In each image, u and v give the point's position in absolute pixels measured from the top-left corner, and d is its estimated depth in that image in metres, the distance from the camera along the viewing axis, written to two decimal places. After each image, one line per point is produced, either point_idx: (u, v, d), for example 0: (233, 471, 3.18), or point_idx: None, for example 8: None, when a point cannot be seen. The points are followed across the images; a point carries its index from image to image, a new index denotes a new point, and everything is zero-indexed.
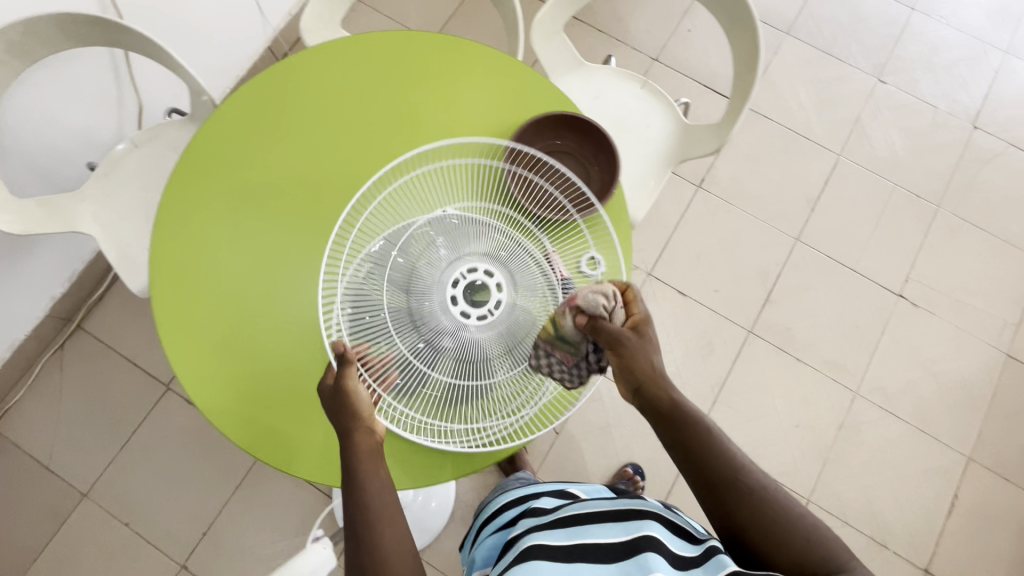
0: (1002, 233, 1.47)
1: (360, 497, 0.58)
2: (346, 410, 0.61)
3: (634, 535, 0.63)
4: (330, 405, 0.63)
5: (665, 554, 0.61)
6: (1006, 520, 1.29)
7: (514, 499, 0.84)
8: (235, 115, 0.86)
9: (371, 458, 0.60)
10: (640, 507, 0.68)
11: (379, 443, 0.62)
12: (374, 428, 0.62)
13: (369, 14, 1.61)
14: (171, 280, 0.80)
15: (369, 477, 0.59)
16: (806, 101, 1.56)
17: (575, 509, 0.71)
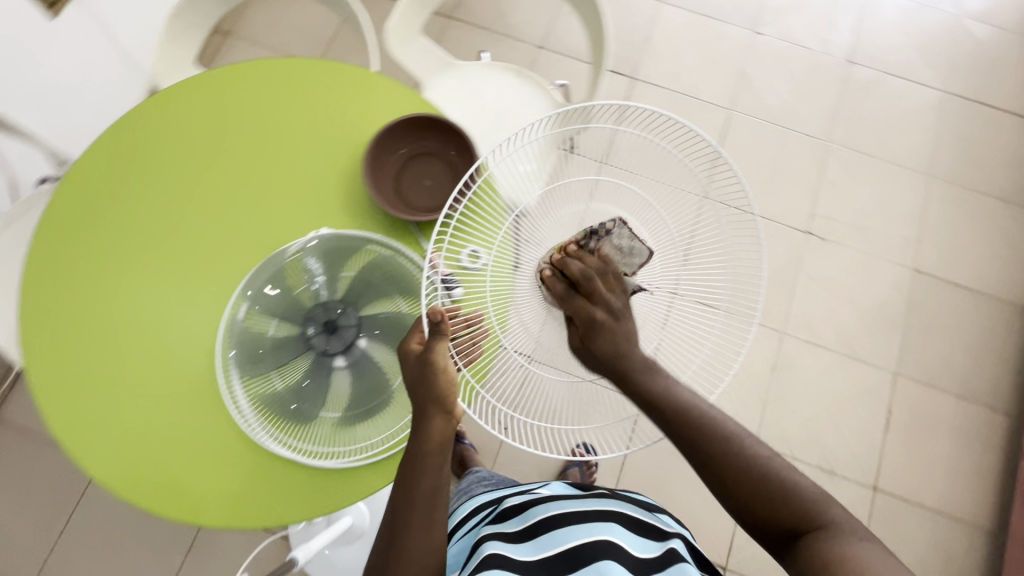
0: (891, 157, 1.54)
1: (409, 485, 0.59)
2: (434, 385, 0.60)
3: (596, 539, 0.61)
4: (416, 370, 0.61)
5: (625, 562, 0.60)
6: (939, 426, 1.35)
7: (478, 502, 0.81)
8: (87, 179, 0.86)
9: (435, 449, 0.59)
10: (605, 510, 0.66)
11: (446, 437, 0.60)
12: (450, 413, 0.61)
13: (250, 48, 1.60)
14: (45, 353, 0.80)
15: (423, 469, 0.59)
16: (691, 64, 1.61)
17: (543, 511, 0.68)
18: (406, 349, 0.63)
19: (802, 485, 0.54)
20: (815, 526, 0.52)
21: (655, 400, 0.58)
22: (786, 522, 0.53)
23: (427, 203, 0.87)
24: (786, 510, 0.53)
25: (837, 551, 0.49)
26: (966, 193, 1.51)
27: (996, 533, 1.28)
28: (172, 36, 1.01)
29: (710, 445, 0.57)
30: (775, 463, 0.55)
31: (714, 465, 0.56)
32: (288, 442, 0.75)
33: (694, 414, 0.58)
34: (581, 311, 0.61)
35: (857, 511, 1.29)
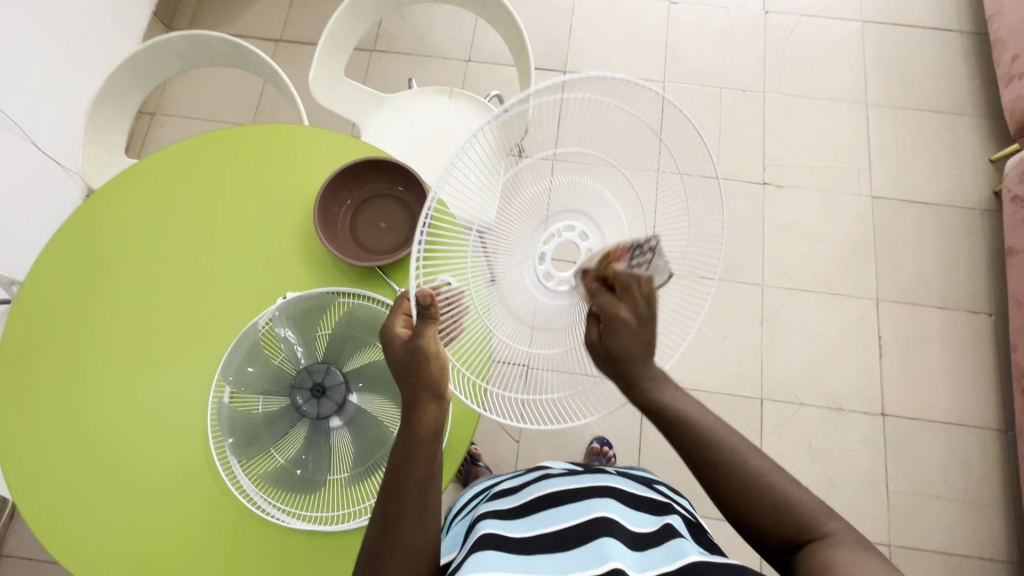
0: (826, 94, 1.58)
1: (397, 478, 0.55)
2: (425, 371, 0.56)
3: (590, 517, 0.59)
4: (406, 357, 0.57)
5: (621, 536, 0.57)
6: (929, 340, 1.38)
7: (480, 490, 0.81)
8: (36, 301, 0.85)
9: (428, 440, 0.56)
10: (599, 486, 0.65)
11: (436, 425, 0.57)
12: (441, 400, 0.57)
13: (180, 123, 1.58)
14: (32, 487, 0.78)
15: (413, 459, 0.55)
16: (617, 46, 1.63)
17: (540, 489, 0.67)
18: (391, 334, 0.60)
19: (804, 497, 0.53)
20: (816, 536, 0.51)
21: (657, 407, 0.59)
22: (787, 532, 0.52)
23: (387, 245, 0.86)
24: (787, 519, 0.52)
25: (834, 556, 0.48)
26: (904, 113, 1.56)
27: (1004, 430, 1.32)
28: (93, 132, 0.99)
29: (707, 456, 0.57)
30: (779, 477, 0.54)
31: (714, 477, 0.56)
32: (305, 513, 0.74)
33: (703, 425, 0.58)
34: (609, 311, 0.57)
35: (871, 440, 1.32)
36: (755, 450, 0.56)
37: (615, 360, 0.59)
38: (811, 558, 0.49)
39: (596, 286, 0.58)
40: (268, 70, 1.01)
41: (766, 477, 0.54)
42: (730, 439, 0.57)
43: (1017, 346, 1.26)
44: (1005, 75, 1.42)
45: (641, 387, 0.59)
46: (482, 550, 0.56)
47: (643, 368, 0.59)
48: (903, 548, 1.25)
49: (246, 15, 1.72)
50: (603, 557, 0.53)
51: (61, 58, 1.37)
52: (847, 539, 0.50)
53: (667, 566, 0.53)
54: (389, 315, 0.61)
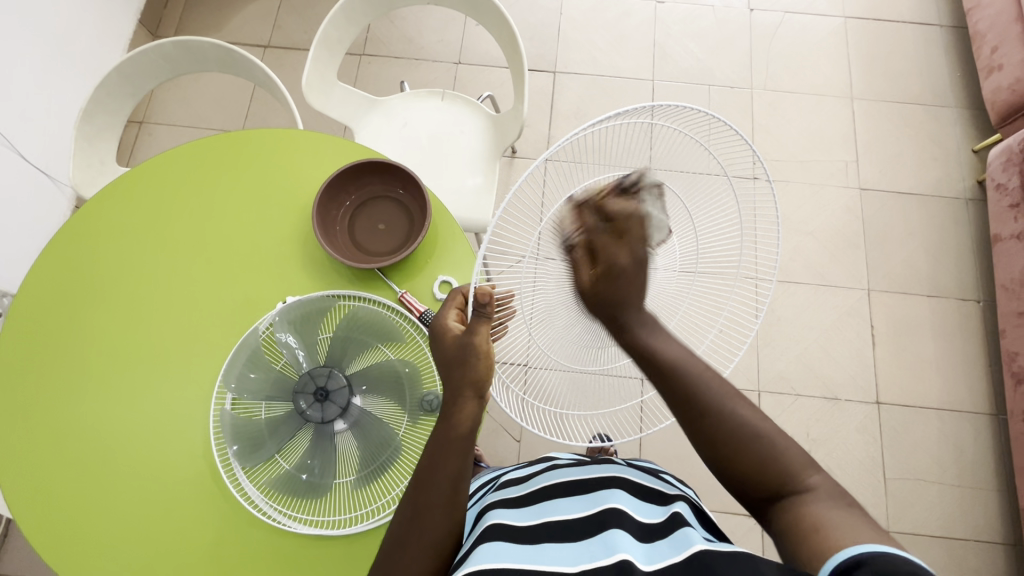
0: (812, 89, 1.61)
1: (428, 471, 0.55)
2: (473, 367, 0.55)
3: (600, 508, 0.59)
4: (455, 352, 0.57)
5: (629, 528, 0.56)
6: (920, 328, 1.41)
7: (486, 481, 0.81)
8: (32, 311, 0.84)
9: (465, 435, 0.56)
10: (606, 478, 0.65)
11: (475, 420, 0.57)
12: (482, 398, 0.57)
13: (169, 131, 1.57)
14: (30, 498, 0.77)
15: (445, 454, 0.55)
16: (605, 46, 1.64)
17: (547, 480, 0.66)
18: (444, 326, 0.60)
19: (789, 452, 0.53)
20: (798, 489, 0.52)
21: (647, 352, 0.58)
22: (772, 486, 0.53)
23: (385, 247, 0.86)
24: (772, 476, 0.53)
25: (816, 515, 0.49)
26: (888, 106, 1.59)
27: (996, 414, 1.34)
28: (84, 140, 0.98)
29: (693, 400, 0.56)
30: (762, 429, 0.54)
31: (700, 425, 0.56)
32: (312, 518, 0.73)
33: (684, 366, 0.57)
34: (609, 252, 0.56)
35: (867, 428, 1.34)
36: (740, 400, 0.56)
37: (609, 305, 0.58)
38: (793, 514, 0.51)
39: (591, 226, 0.55)
40: (261, 76, 1.01)
41: (750, 432, 0.54)
42: (712, 388, 0.56)
43: (1006, 331, 1.28)
44: (985, 66, 1.45)
45: (635, 333, 0.58)
46: (487, 541, 0.55)
47: (637, 314, 0.59)
48: (902, 534, 1.26)
49: (233, 21, 1.71)
50: (611, 550, 0.52)
51: (47, 67, 1.36)
52: (828, 493, 0.51)
53: (674, 558, 0.51)
54: (442, 307, 0.62)
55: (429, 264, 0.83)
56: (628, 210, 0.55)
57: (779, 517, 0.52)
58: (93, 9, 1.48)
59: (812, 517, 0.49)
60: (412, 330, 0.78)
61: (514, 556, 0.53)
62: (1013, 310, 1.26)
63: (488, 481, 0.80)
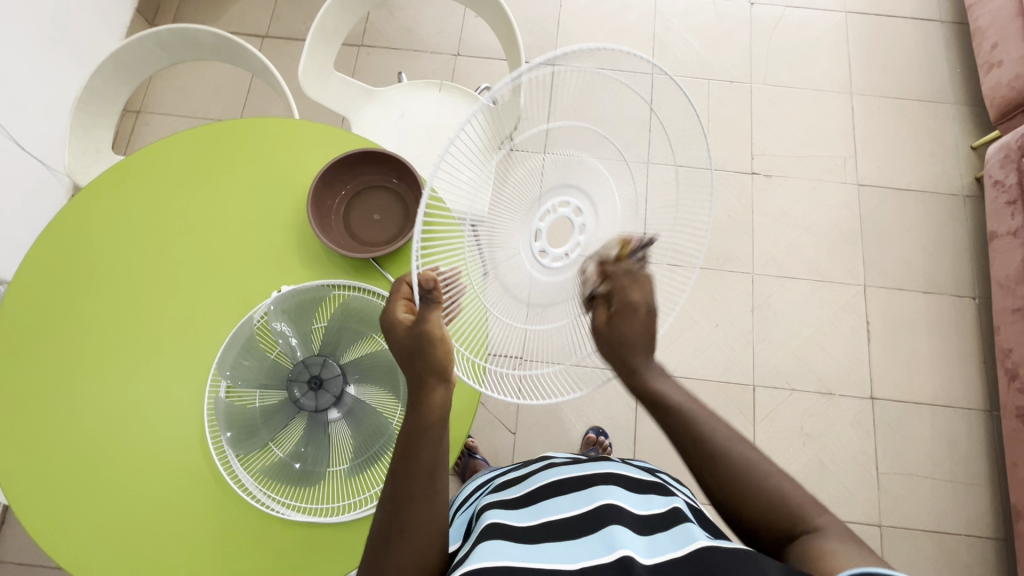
0: (812, 84, 1.60)
1: (406, 461, 0.55)
2: (433, 355, 0.56)
3: (598, 504, 0.59)
4: (409, 341, 0.56)
5: (628, 523, 0.56)
6: (915, 324, 1.41)
7: (481, 483, 0.81)
8: (28, 300, 0.84)
9: (435, 423, 0.56)
10: (603, 475, 0.65)
11: (445, 408, 0.57)
12: (447, 382, 0.57)
13: (165, 120, 1.56)
14: (27, 484, 0.77)
15: (422, 444, 0.55)
16: (605, 39, 1.64)
17: (544, 479, 0.66)
18: (393, 319, 0.59)
19: (795, 492, 0.55)
20: (807, 529, 0.53)
21: (653, 395, 0.62)
22: (782, 525, 0.54)
23: (380, 237, 0.86)
24: (781, 513, 0.54)
25: (825, 548, 0.50)
26: (887, 102, 1.58)
27: (990, 410, 1.35)
28: (79, 128, 0.98)
29: (699, 448, 0.59)
30: (772, 475, 0.56)
31: (708, 475, 0.58)
32: (305, 506, 0.74)
33: (696, 417, 0.61)
34: (623, 294, 0.61)
35: (861, 423, 1.34)
36: (745, 446, 0.58)
37: (618, 347, 0.62)
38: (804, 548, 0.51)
39: (610, 273, 0.62)
40: (257, 63, 1.00)
41: (756, 472, 0.56)
42: (716, 432, 0.59)
43: (1001, 327, 1.29)
44: (985, 63, 1.44)
45: (641, 374, 0.63)
46: (489, 539, 0.55)
47: (644, 359, 0.63)
48: (894, 528, 1.27)
49: (231, 11, 1.70)
50: (612, 546, 0.52)
51: (44, 54, 1.35)
52: (837, 532, 0.52)
53: (675, 552, 0.52)
54: (389, 302, 0.61)
55: None
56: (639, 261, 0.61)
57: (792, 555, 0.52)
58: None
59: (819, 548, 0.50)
60: None
61: (516, 554, 0.53)
62: (1008, 307, 1.27)
63: (484, 483, 0.80)
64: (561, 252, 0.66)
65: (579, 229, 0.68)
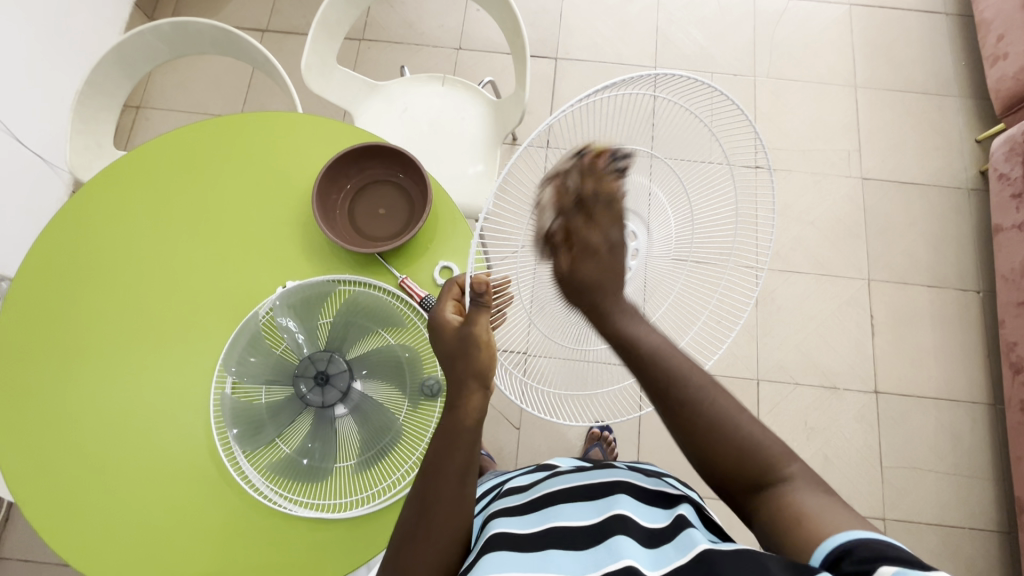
0: (816, 77, 1.59)
1: (438, 460, 0.55)
2: (475, 359, 0.56)
3: (604, 513, 0.58)
4: (456, 343, 0.57)
5: (634, 532, 0.56)
6: (919, 318, 1.41)
7: (489, 487, 0.81)
8: (32, 297, 0.83)
9: (469, 427, 0.56)
10: (609, 482, 0.64)
11: (480, 414, 0.56)
12: (486, 388, 0.57)
13: (165, 116, 1.55)
14: (33, 481, 0.77)
15: (456, 445, 0.55)
16: (608, 32, 1.63)
17: (550, 487, 0.66)
18: (442, 319, 0.60)
19: (768, 441, 0.52)
20: (777, 479, 0.51)
21: (627, 340, 0.56)
22: (751, 476, 0.51)
23: (386, 232, 0.86)
24: (750, 463, 0.51)
25: (798, 506, 0.48)
26: (892, 96, 1.57)
27: (994, 404, 1.35)
28: (81, 123, 0.97)
29: (670, 393, 0.54)
30: (743, 421, 0.53)
31: (678, 417, 0.54)
32: (312, 502, 0.73)
33: (666, 357, 0.55)
34: (582, 233, 0.56)
35: (865, 417, 1.34)
36: (720, 392, 0.54)
37: (592, 295, 0.58)
38: (774, 506, 0.50)
39: (570, 200, 0.56)
40: (258, 56, 0.99)
41: (730, 423, 0.52)
42: (691, 378, 0.54)
43: (1005, 321, 1.29)
44: (990, 55, 1.44)
45: (613, 320, 0.57)
46: (495, 550, 0.55)
47: (617, 301, 0.58)
48: (898, 522, 1.27)
49: (230, 4, 1.69)
50: (616, 555, 0.52)
51: (43, 49, 1.34)
52: (807, 481, 0.50)
53: (680, 560, 0.51)
54: (439, 300, 0.62)
55: (430, 251, 0.83)
56: (601, 188, 0.56)
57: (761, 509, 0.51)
58: None
59: (795, 509, 0.48)
60: (413, 315, 0.78)
61: (522, 566, 0.53)
62: (1013, 301, 1.26)
63: (491, 487, 0.80)
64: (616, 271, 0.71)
65: (632, 253, 0.71)
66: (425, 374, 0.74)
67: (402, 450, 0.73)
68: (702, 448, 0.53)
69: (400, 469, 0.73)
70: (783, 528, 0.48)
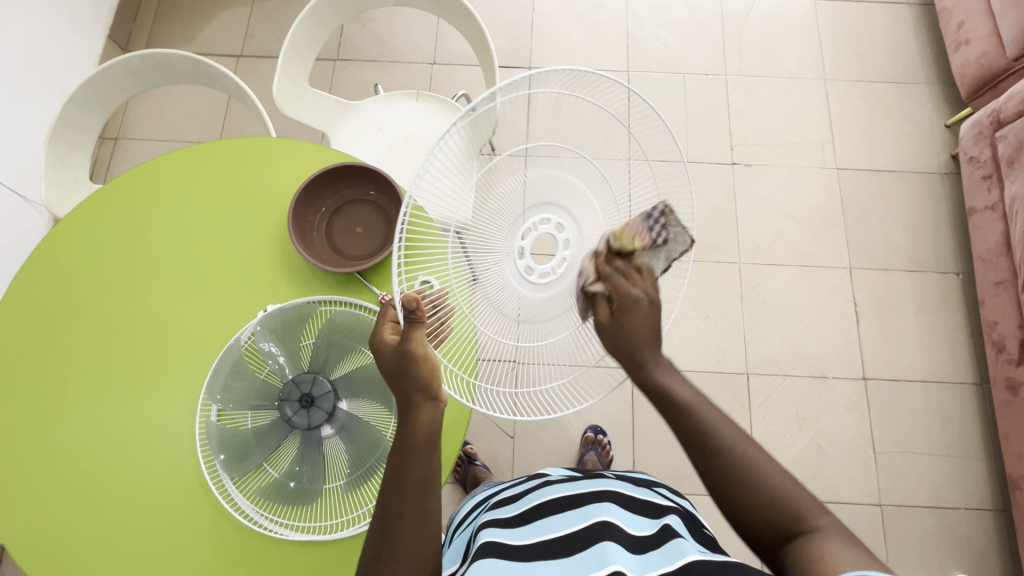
0: (786, 73, 1.62)
1: (401, 472, 0.56)
2: (416, 375, 0.57)
3: (592, 522, 0.59)
4: (395, 362, 0.58)
5: (621, 540, 0.56)
6: (902, 303, 1.43)
7: (481, 501, 0.80)
8: (13, 337, 0.83)
9: (422, 440, 0.57)
10: (597, 491, 0.64)
11: (432, 426, 0.57)
12: (433, 399, 0.58)
13: (143, 145, 1.55)
14: (22, 521, 0.76)
15: (412, 461, 0.56)
16: (579, 39, 1.65)
17: (540, 497, 0.66)
18: (381, 341, 0.60)
19: (799, 493, 0.52)
20: (806, 529, 0.51)
21: (660, 391, 0.58)
22: (780, 525, 0.52)
23: (363, 251, 0.86)
24: (781, 513, 0.52)
25: (829, 555, 0.48)
26: (861, 86, 1.60)
27: (981, 383, 1.36)
28: (56, 158, 0.98)
29: (705, 446, 0.56)
30: (775, 473, 0.53)
31: (710, 462, 0.55)
32: (303, 525, 0.73)
33: (698, 410, 0.57)
34: (620, 292, 0.57)
35: (856, 404, 1.35)
36: (751, 443, 0.55)
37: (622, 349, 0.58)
38: (802, 550, 0.50)
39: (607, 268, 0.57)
40: (227, 81, 1.00)
41: (762, 474, 0.53)
42: (722, 432, 0.56)
43: (986, 301, 1.30)
44: (953, 41, 1.46)
45: (648, 370, 0.58)
46: (484, 559, 0.55)
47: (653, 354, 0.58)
48: (895, 507, 1.28)
49: (204, 32, 1.70)
50: (605, 562, 0.52)
51: (17, 88, 1.34)
52: (838, 533, 0.50)
53: (667, 567, 0.52)
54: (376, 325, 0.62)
55: None
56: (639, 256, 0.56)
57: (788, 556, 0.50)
58: (61, 27, 1.47)
59: (820, 553, 0.48)
60: None
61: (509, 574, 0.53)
62: (992, 281, 1.28)
63: (482, 500, 0.80)
64: (546, 267, 0.68)
65: (564, 245, 0.68)
66: None
67: None
68: (736, 500, 0.53)
69: None
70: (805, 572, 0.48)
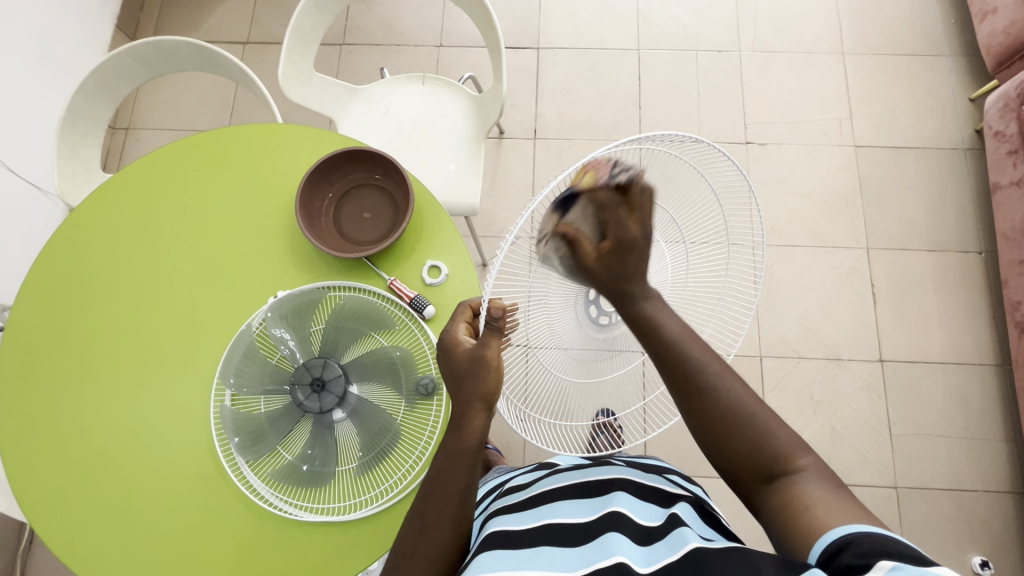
0: (802, 47, 1.57)
1: (441, 480, 0.56)
2: (484, 380, 0.54)
3: (600, 513, 0.58)
4: (467, 364, 0.55)
5: (628, 530, 0.56)
6: (921, 283, 1.39)
7: (492, 488, 0.81)
8: (33, 321, 0.85)
9: (472, 448, 0.56)
10: (606, 480, 0.64)
11: (484, 434, 0.57)
12: (490, 409, 0.56)
13: (154, 135, 1.56)
14: (47, 502, 0.78)
15: (455, 464, 0.56)
16: (588, 17, 1.61)
17: (548, 485, 0.66)
18: (455, 339, 0.58)
19: (782, 431, 0.52)
20: (789, 470, 0.51)
21: (649, 326, 0.54)
22: (764, 466, 0.52)
23: (369, 237, 0.86)
24: (764, 452, 0.52)
25: (808, 497, 0.49)
26: (882, 60, 1.55)
27: (1002, 364, 1.34)
28: (66, 148, 0.99)
29: (690, 381, 0.54)
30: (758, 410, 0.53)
31: (694, 406, 0.54)
32: (318, 507, 0.74)
33: (686, 346, 0.54)
34: (622, 229, 0.50)
35: (872, 386, 1.33)
36: (734, 379, 0.54)
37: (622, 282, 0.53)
38: (785, 495, 0.50)
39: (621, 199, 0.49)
40: (228, 63, 0.99)
41: (745, 412, 0.53)
42: (709, 366, 0.54)
43: (1009, 281, 1.27)
44: (979, 11, 1.40)
45: (638, 305, 0.55)
46: (490, 548, 0.56)
47: (641, 287, 0.55)
48: (911, 489, 1.27)
49: (210, 19, 1.69)
50: (608, 552, 0.52)
51: (30, 79, 1.36)
52: (818, 473, 0.51)
53: (671, 557, 0.51)
54: (451, 321, 0.60)
55: (416, 250, 0.84)
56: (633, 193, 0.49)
57: (771, 499, 0.51)
58: (69, 17, 1.47)
59: (803, 498, 0.49)
60: (403, 316, 0.80)
61: (514, 563, 0.53)
62: (1015, 259, 1.24)
63: (494, 487, 0.80)
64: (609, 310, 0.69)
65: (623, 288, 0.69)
66: (419, 374, 0.76)
67: (402, 450, 0.75)
68: (718, 435, 0.53)
69: (405, 467, 0.74)
70: (789, 515, 0.49)
